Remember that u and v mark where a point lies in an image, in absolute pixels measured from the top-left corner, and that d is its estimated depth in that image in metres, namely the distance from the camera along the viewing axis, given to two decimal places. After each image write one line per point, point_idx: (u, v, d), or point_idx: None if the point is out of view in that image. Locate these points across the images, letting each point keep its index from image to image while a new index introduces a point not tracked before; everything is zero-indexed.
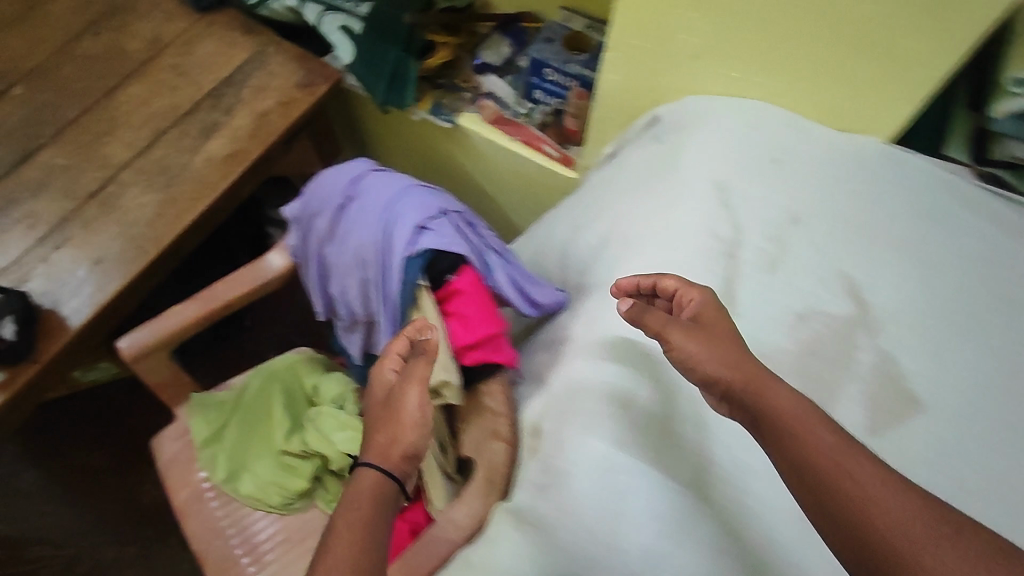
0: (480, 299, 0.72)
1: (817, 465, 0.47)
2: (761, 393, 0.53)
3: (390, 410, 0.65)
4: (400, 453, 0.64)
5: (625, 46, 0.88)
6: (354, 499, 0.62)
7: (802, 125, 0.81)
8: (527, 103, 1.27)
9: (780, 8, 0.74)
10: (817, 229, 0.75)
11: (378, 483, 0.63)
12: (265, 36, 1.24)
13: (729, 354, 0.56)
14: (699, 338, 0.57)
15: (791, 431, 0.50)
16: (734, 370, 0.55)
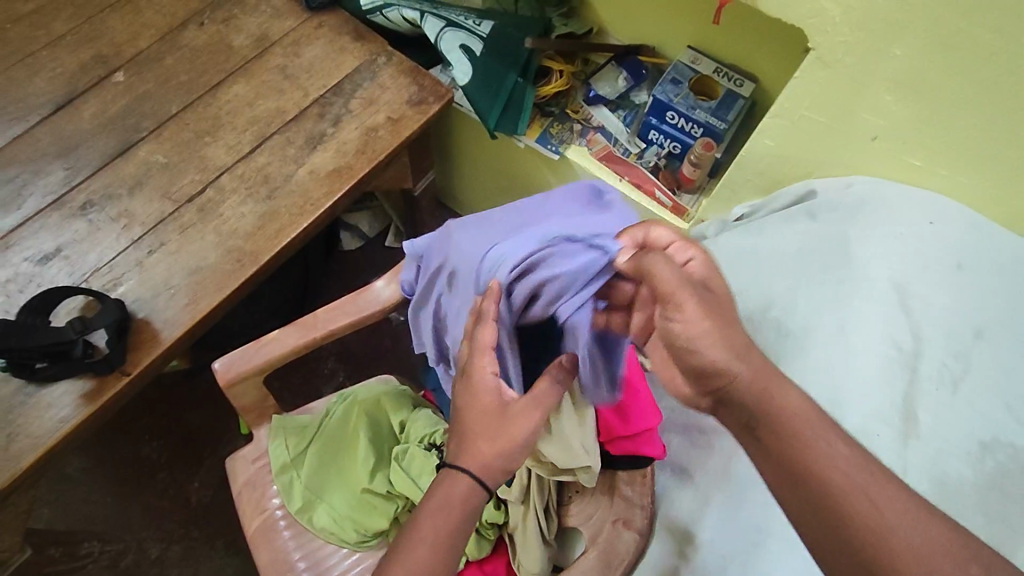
0: (639, 384, 0.68)
1: (808, 460, 0.47)
2: (748, 383, 0.49)
3: (501, 421, 0.64)
4: (499, 468, 0.64)
5: (798, 118, 0.81)
6: (444, 500, 0.64)
7: (988, 229, 0.72)
8: (640, 142, 1.20)
9: (988, 108, 0.68)
10: (1006, 350, 0.66)
11: (471, 492, 0.64)
12: (376, 44, 1.18)
13: (729, 324, 0.50)
14: (704, 307, 0.49)
15: (796, 428, 0.48)
16: (732, 337, 0.49)
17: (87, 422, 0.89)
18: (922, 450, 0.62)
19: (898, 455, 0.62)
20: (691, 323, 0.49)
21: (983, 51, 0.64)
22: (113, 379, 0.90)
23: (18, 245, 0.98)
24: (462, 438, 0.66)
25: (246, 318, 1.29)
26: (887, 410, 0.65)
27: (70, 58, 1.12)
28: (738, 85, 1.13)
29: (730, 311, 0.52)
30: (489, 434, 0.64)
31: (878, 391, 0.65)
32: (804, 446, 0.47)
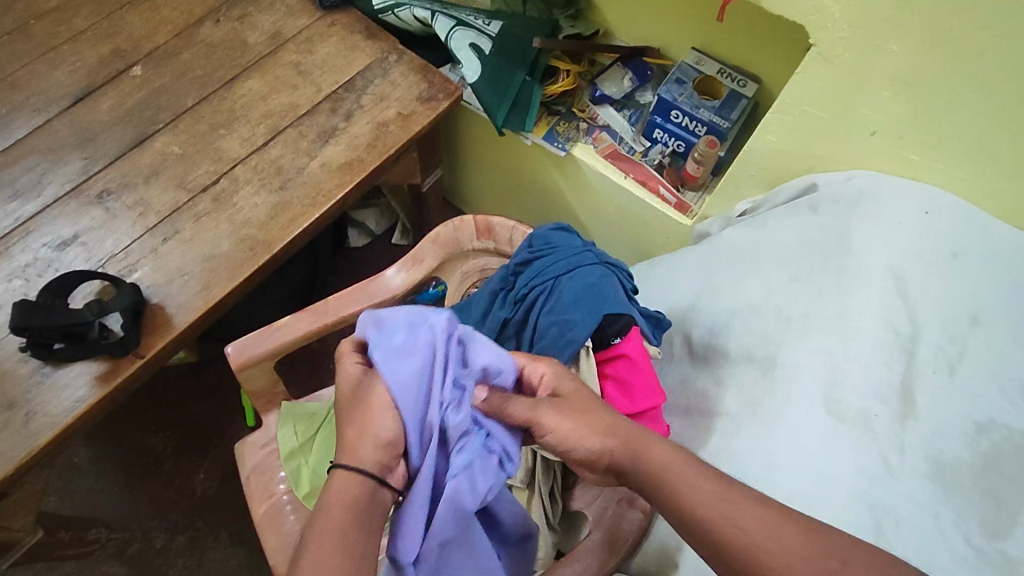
0: (643, 361, 0.70)
1: (684, 497, 0.56)
2: (622, 448, 0.60)
3: (360, 401, 0.63)
4: (373, 446, 0.61)
5: (800, 113, 0.84)
6: (331, 507, 0.59)
7: (984, 221, 0.75)
8: (644, 141, 1.22)
9: (986, 103, 0.70)
10: (996, 336, 0.68)
11: (350, 486, 0.60)
12: (388, 42, 1.21)
13: (587, 414, 0.61)
14: (558, 414, 0.61)
15: (660, 476, 0.58)
16: (592, 430, 0.60)
17: (100, 404, 0.90)
18: (920, 430, 0.64)
19: (896, 434, 0.64)
20: (557, 429, 0.60)
21: (978, 46, 0.67)
22: (127, 362, 0.92)
23: (37, 231, 1.00)
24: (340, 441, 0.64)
25: (254, 310, 1.31)
26: (884, 391, 0.66)
27: (90, 52, 1.15)
28: (741, 85, 1.15)
29: (589, 404, 0.62)
30: (354, 419, 0.63)
31: (876, 371, 0.67)
32: (692, 502, 0.55)
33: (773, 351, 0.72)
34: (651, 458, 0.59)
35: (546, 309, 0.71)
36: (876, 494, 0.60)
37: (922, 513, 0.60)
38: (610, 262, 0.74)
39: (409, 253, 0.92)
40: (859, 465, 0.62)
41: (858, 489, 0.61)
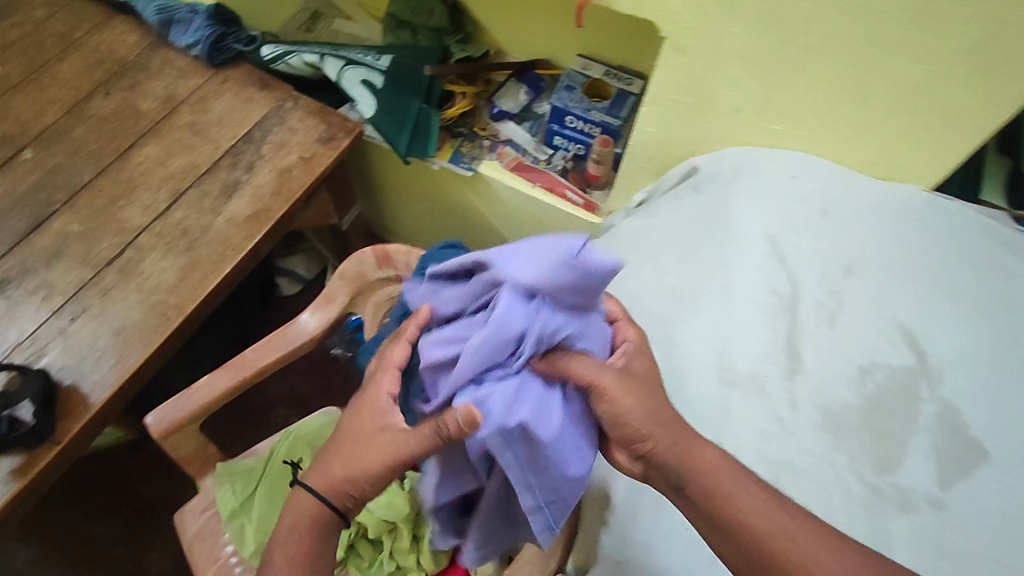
0: None
1: (700, 482, 0.55)
2: (653, 433, 0.56)
3: (364, 446, 0.62)
4: (343, 492, 0.64)
5: (669, 102, 0.88)
6: (293, 523, 0.67)
7: (846, 176, 0.80)
8: (547, 149, 1.25)
9: (824, 68, 0.75)
10: (958, 315, 0.70)
11: (312, 512, 0.66)
12: (282, 90, 1.22)
13: (643, 397, 0.56)
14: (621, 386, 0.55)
15: (683, 467, 0.56)
16: (637, 412, 0.55)
17: (19, 498, 0.87)
18: (808, 382, 0.67)
19: (787, 390, 0.67)
20: (591, 379, 0.54)
21: (800, 22, 0.72)
22: (44, 450, 0.89)
23: None
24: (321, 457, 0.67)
25: (187, 376, 1.28)
26: (773, 353, 0.69)
27: None
28: (627, 83, 1.20)
29: (648, 393, 0.57)
30: (344, 459, 0.64)
31: (762, 335, 0.70)
32: (739, 517, 0.54)
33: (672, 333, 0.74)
34: (703, 470, 0.56)
35: None
36: (777, 452, 0.63)
37: (820, 463, 0.63)
38: None
39: (321, 294, 0.91)
40: (754, 426, 0.65)
41: (759, 450, 0.64)
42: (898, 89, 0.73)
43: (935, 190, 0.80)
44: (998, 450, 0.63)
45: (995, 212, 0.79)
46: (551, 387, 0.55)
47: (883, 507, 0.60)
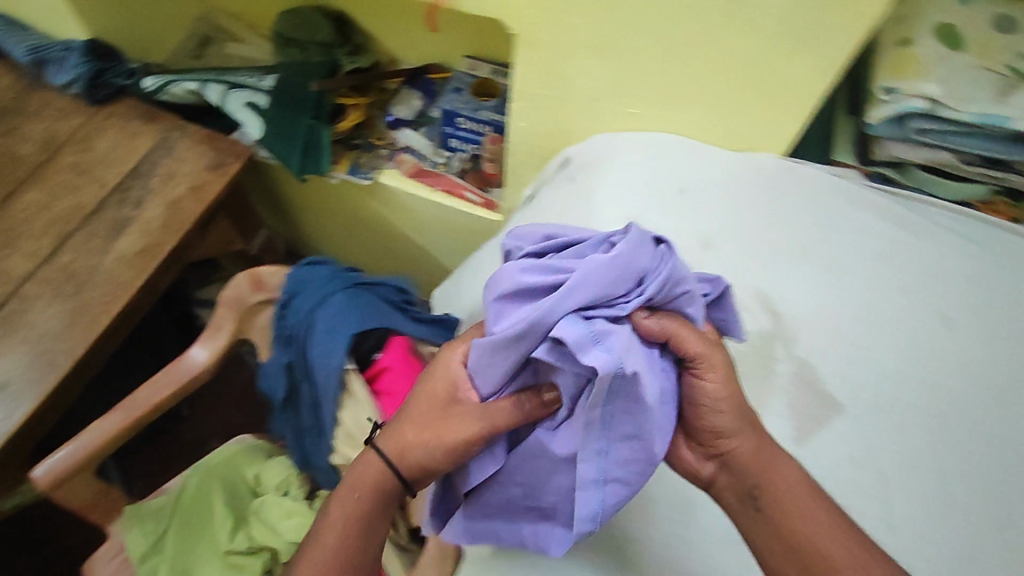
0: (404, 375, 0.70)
1: (773, 485, 0.57)
2: (739, 431, 0.58)
3: (442, 413, 0.63)
4: (413, 460, 0.63)
5: (533, 97, 0.89)
6: (354, 482, 0.65)
7: (699, 150, 0.82)
8: (445, 152, 1.25)
9: (660, 48, 0.76)
10: (972, 306, 0.72)
11: (372, 477, 0.64)
12: (168, 121, 1.20)
13: (742, 397, 0.59)
14: (725, 374, 0.57)
15: (762, 470, 0.58)
16: (735, 404, 0.58)
17: None
18: None
19: None
20: (700, 353, 0.56)
21: (627, 8, 0.73)
22: None
23: None
24: (393, 420, 0.66)
25: None
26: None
27: None
28: None
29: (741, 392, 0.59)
30: (422, 425, 0.63)
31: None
32: (798, 531, 0.55)
33: None
34: (777, 480, 0.57)
35: (313, 344, 0.72)
36: None
37: None
38: (363, 284, 0.73)
39: (207, 324, 0.90)
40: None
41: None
42: (732, 63, 0.74)
43: (790, 155, 0.82)
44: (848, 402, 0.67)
45: (846, 172, 0.81)
46: (652, 347, 0.56)
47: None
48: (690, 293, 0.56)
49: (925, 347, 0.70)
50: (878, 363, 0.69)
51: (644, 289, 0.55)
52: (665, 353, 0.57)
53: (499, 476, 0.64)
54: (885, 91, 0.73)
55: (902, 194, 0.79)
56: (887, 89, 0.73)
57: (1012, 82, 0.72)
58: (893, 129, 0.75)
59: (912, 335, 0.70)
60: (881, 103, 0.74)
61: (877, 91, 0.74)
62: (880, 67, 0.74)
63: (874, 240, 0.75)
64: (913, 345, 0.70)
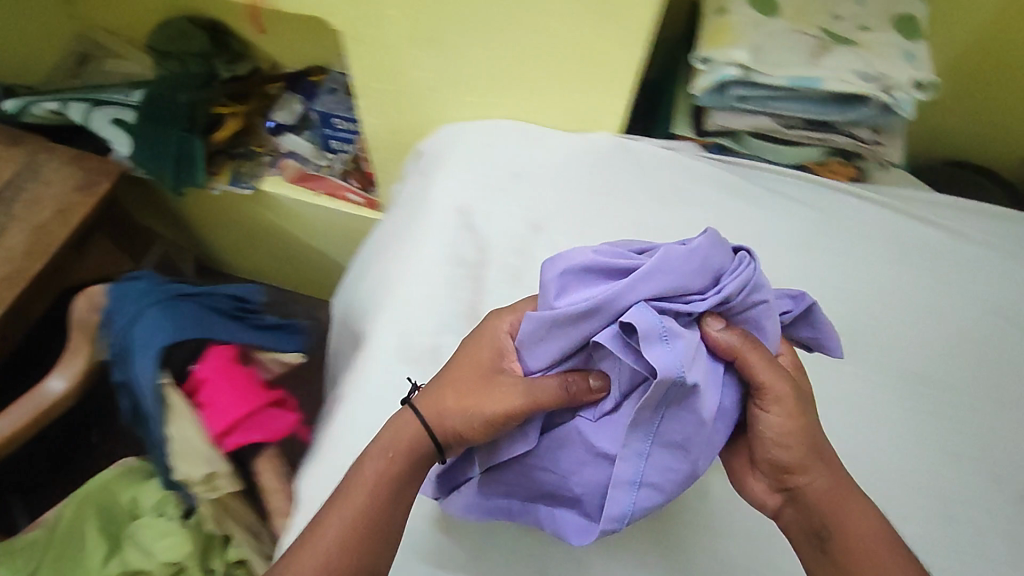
0: (222, 378, 0.70)
1: (847, 526, 0.51)
2: (812, 464, 0.53)
3: (487, 383, 0.56)
4: (450, 426, 0.55)
5: (374, 92, 0.87)
6: (387, 441, 0.56)
7: (535, 135, 0.80)
8: (327, 155, 1.24)
9: (477, 34, 0.74)
10: (949, 319, 0.72)
11: (403, 439, 0.55)
12: (33, 143, 1.16)
13: (817, 427, 0.53)
14: (796, 406, 0.52)
15: (833, 510, 0.52)
16: (810, 437, 0.52)
17: None
18: None
19: None
20: (766, 382, 0.51)
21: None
22: None
23: None
24: (437, 378, 0.58)
25: None
26: (453, 322, 0.68)
27: None
28: None
29: (815, 417, 0.54)
30: (466, 389, 0.56)
31: (440, 308, 0.69)
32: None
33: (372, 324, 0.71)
34: (845, 525, 0.51)
35: (129, 363, 0.68)
36: None
37: None
38: (184, 292, 0.73)
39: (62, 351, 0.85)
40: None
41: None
42: (552, 43, 0.73)
43: (626, 134, 0.82)
44: None
45: (683, 146, 0.81)
46: (718, 360, 0.52)
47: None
48: (767, 302, 0.53)
49: None
50: None
51: (722, 288, 0.52)
52: (727, 368, 0.53)
53: (527, 461, 0.57)
54: (702, 60, 0.72)
55: (741, 162, 0.79)
56: (704, 59, 0.72)
57: (826, 43, 0.72)
58: (715, 97, 0.74)
59: None
60: (702, 73, 0.72)
61: (695, 61, 0.73)
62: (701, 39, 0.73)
63: (710, 211, 0.75)
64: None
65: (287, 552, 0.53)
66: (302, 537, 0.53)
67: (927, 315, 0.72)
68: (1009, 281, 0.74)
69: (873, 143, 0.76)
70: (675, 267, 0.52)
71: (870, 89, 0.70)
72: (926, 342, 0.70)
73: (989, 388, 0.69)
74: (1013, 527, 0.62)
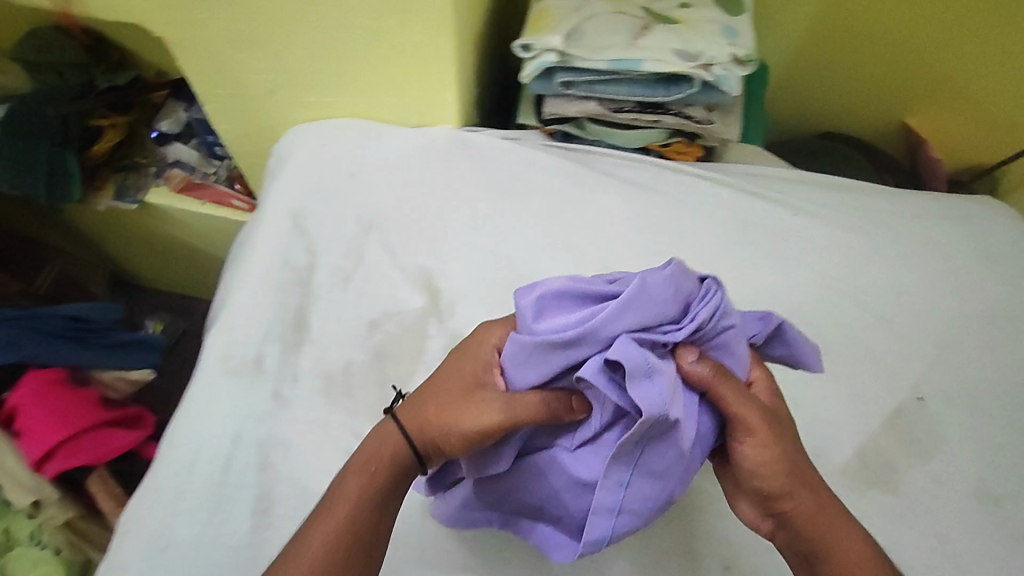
0: (38, 405, 0.72)
1: (834, 551, 0.49)
2: (796, 488, 0.50)
3: (468, 400, 0.52)
4: (429, 442, 0.52)
5: (217, 99, 0.84)
6: (366, 457, 0.53)
7: (372, 131, 0.79)
8: (214, 162, 1.22)
9: (293, 35, 0.72)
10: (835, 314, 0.72)
11: (385, 449, 0.53)
12: None
13: (797, 450, 0.51)
14: (772, 433, 0.50)
15: (817, 535, 0.50)
16: (792, 463, 0.50)
17: None
18: (313, 351, 0.67)
19: (288, 364, 0.66)
20: (737, 412, 0.50)
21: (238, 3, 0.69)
22: None
23: None
24: (418, 392, 0.55)
25: None
26: (277, 329, 0.67)
27: None
28: None
29: (795, 441, 0.52)
30: (444, 405, 0.52)
31: (265, 314, 0.68)
32: None
33: (206, 337, 0.70)
34: (838, 552, 0.49)
35: None
36: (264, 430, 0.63)
37: (313, 429, 0.63)
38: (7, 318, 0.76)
39: None
40: (236, 412, 0.64)
41: (240, 435, 0.63)
42: (366, 36, 0.70)
43: (468, 126, 0.81)
44: None
45: (525, 135, 0.81)
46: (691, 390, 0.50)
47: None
48: (735, 328, 0.51)
49: None
50: None
51: (694, 315, 0.50)
52: (704, 400, 0.51)
53: (508, 478, 0.56)
54: (523, 48, 0.70)
55: (580, 148, 0.80)
56: (524, 46, 0.70)
57: (647, 23, 0.71)
58: (545, 85, 0.73)
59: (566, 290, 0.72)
60: (526, 61, 0.71)
61: (517, 50, 0.71)
62: (525, 27, 0.72)
63: (545, 200, 0.76)
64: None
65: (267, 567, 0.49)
66: (284, 550, 0.50)
67: (756, 294, 0.72)
68: (844, 256, 0.75)
69: (707, 122, 0.76)
70: (651, 296, 0.49)
71: (689, 67, 0.69)
72: None
73: (842, 373, 0.70)
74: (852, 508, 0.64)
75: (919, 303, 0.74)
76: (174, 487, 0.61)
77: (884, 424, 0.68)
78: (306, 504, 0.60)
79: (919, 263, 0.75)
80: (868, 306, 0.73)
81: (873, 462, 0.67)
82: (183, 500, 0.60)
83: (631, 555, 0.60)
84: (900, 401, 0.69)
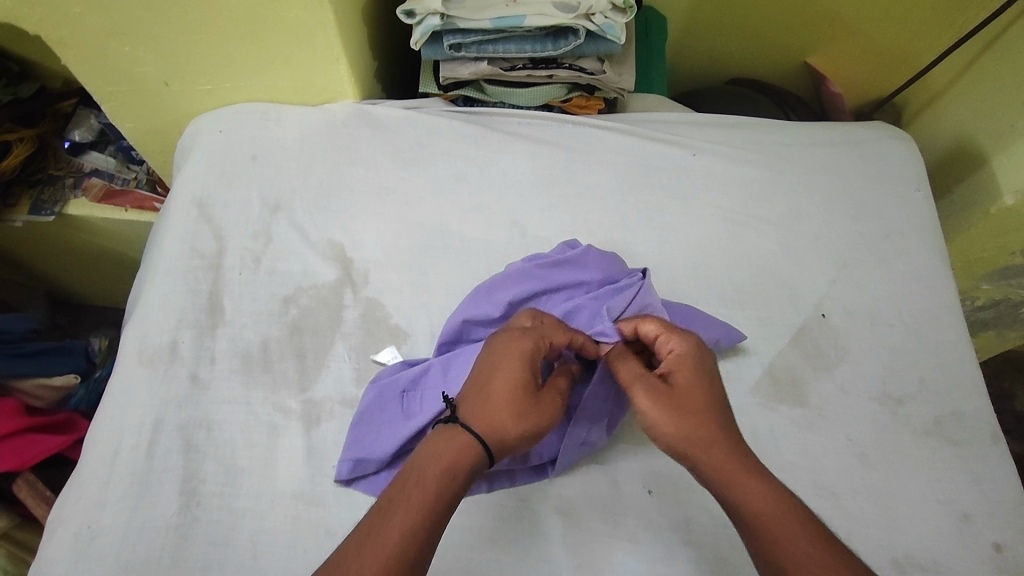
0: None
1: (742, 500, 0.47)
2: (691, 444, 0.50)
3: (533, 396, 0.52)
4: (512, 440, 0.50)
5: (111, 95, 0.80)
6: (443, 450, 0.48)
7: (273, 114, 0.80)
8: (132, 167, 1.18)
9: (174, 22, 0.70)
10: (737, 238, 0.74)
11: (459, 453, 0.48)
12: None
13: (698, 412, 0.51)
14: (658, 402, 0.52)
15: (725, 493, 0.48)
16: (680, 428, 0.50)
17: None
18: (229, 332, 0.67)
19: (204, 348, 0.65)
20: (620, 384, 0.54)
21: None
22: None
23: None
24: (480, 396, 0.51)
25: None
26: (192, 315, 0.67)
27: None
28: None
29: (699, 402, 0.52)
30: (517, 406, 0.51)
31: (178, 301, 0.67)
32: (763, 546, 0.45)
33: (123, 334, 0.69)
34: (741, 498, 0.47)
35: None
36: (184, 414, 0.62)
37: (235, 407, 0.63)
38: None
39: None
40: (156, 397, 0.62)
41: (161, 420, 0.61)
42: (247, 18, 0.70)
43: (368, 102, 0.83)
44: (417, 328, 0.68)
45: (428, 103, 0.83)
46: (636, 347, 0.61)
47: (288, 424, 0.63)
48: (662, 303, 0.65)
49: (498, 261, 0.72)
50: (447, 278, 0.71)
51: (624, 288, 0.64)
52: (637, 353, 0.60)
53: None
54: (408, 14, 0.70)
55: (483, 111, 0.82)
56: (408, 12, 0.70)
57: None
58: (435, 51, 0.75)
59: (478, 248, 0.73)
60: (414, 27, 0.72)
61: (403, 17, 0.71)
62: None
63: (451, 164, 0.77)
64: (476, 259, 0.72)
65: (321, 571, 0.42)
66: (344, 550, 0.43)
67: (661, 231, 0.74)
68: (742, 188, 0.78)
69: (599, 73, 0.79)
70: (573, 266, 0.66)
71: (571, 18, 0.70)
72: (687, 262, 0.72)
73: (757, 295, 0.71)
74: (782, 424, 0.64)
75: (815, 225, 0.76)
76: (91, 483, 0.59)
77: (793, 340, 0.69)
78: (234, 480, 0.60)
79: (814, 188, 0.79)
80: (768, 233, 0.75)
81: (781, 379, 0.66)
82: (108, 490, 0.58)
83: (563, 492, 0.60)
84: (802, 319, 0.70)
